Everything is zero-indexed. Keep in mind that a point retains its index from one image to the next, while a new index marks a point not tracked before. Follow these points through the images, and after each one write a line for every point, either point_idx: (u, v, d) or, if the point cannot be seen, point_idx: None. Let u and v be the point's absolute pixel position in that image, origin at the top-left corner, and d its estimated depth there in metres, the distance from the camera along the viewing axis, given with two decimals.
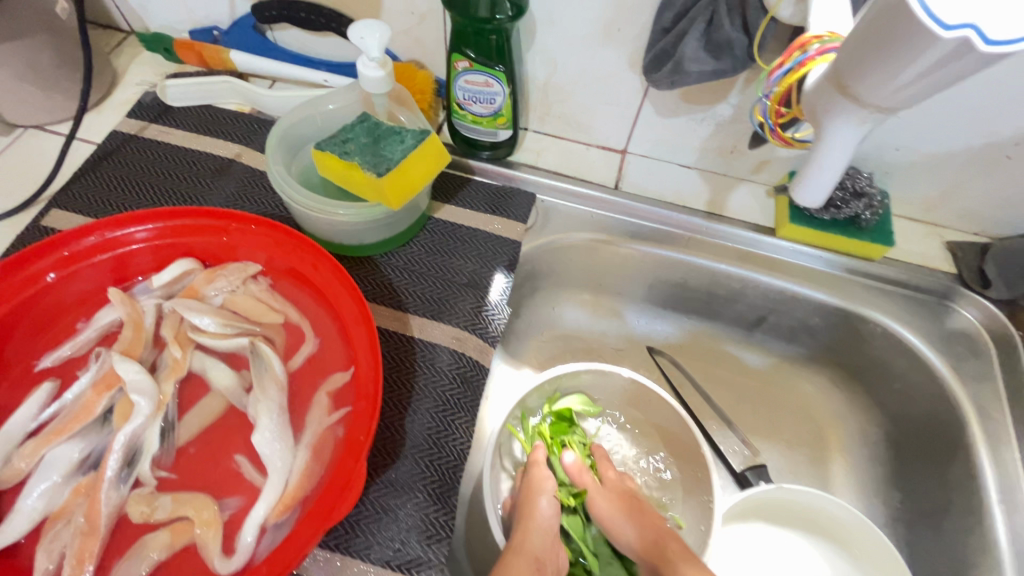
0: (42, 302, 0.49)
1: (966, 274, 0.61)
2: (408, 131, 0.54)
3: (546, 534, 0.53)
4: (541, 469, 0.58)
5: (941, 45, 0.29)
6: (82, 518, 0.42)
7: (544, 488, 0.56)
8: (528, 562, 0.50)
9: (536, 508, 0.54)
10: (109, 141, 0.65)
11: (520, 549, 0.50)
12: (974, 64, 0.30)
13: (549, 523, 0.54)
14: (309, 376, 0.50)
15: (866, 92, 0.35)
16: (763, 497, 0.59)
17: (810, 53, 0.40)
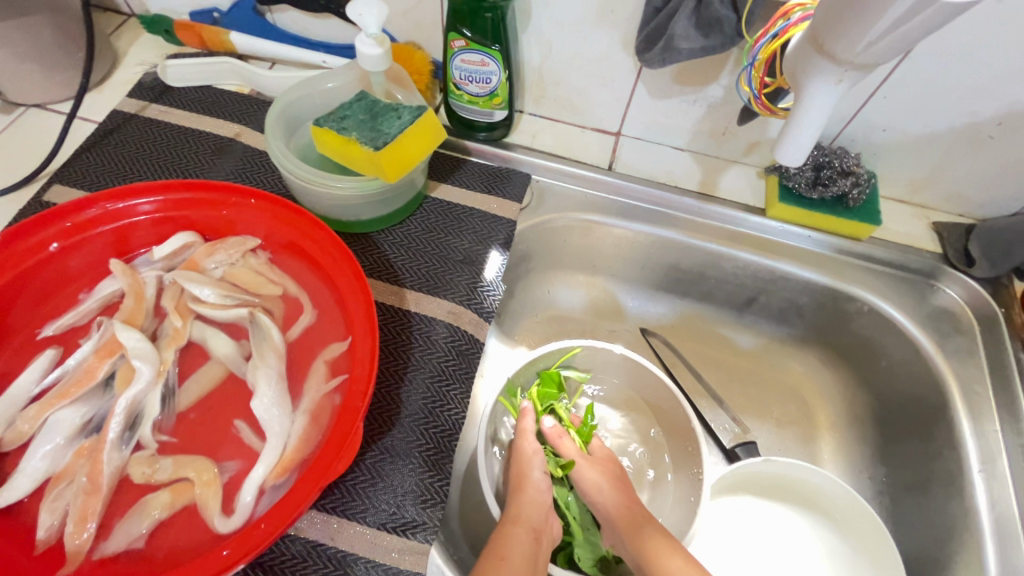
0: (46, 272, 0.51)
1: (951, 254, 0.62)
2: (404, 108, 0.55)
3: (540, 505, 0.55)
4: (531, 439, 0.60)
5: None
6: (85, 478, 0.43)
7: (534, 463, 0.58)
8: (525, 531, 0.51)
9: (529, 481, 0.57)
10: (110, 119, 0.66)
11: (517, 518, 0.53)
12: (940, 16, 0.32)
13: (543, 495, 0.56)
14: (308, 345, 0.51)
15: (842, 50, 0.36)
16: (754, 469, 0.61)
17: (793, 20, 0.43)
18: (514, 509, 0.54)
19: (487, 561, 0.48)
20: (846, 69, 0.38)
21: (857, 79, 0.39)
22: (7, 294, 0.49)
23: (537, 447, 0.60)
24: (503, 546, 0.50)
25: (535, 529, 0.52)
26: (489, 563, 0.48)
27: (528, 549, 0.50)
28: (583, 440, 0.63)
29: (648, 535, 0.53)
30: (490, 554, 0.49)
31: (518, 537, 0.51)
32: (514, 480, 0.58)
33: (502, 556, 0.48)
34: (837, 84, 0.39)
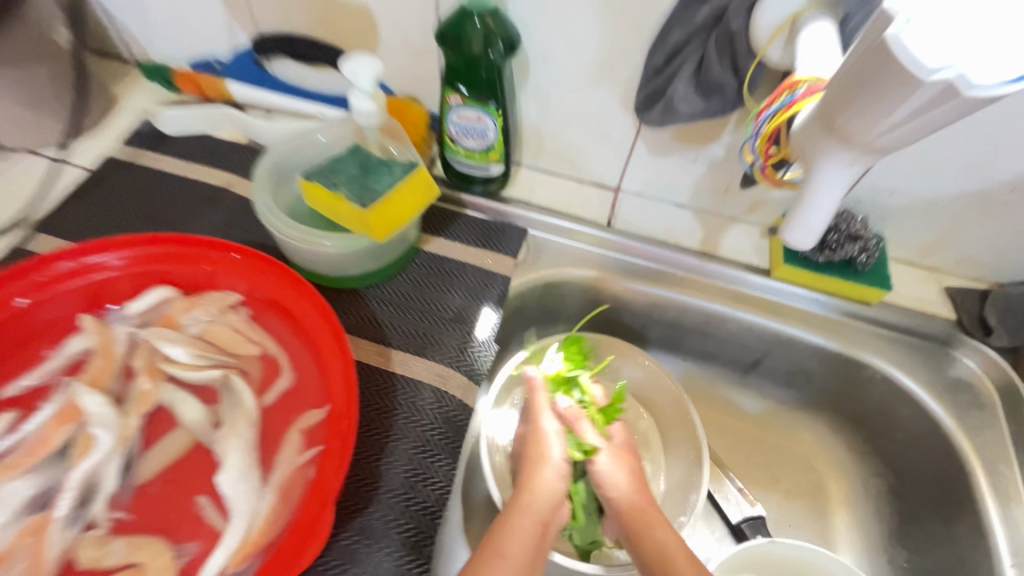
0: (11, 330, 0.48)
1: (966, 321, 0.59)
2: (397, 163, 0.54)
3: (554, 495, 0.51)
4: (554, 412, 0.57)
5: (925, 87, 0.31)
6: (28, 562, 0.39)
7: (550, 443, 0.54)
8: (532, 522, 0.48)
9: (543, 464, 0.52)
10: (101, 166, 0.65)
11: (531, 502, 0.50)
12: (964, 106, 0.31)
13: (557, 484, 0.52)
14: (283, 412, 0.48)
15: (858, 134, 0.35)
16: (786, 553, 0.55)
17: (798, 93, 0.40)
18: (525, 496, 0.50)
19: (483, 557, 0.45)
20: (862, 152, 0.36)
21: (868, 163, 0.38)
22: None
23: (556, 429, 0.56)
24: (502, 540, 0.46)
25: (543, 516, 0.49)
26: (485, 552, 0.45)
27: (528, 549, 0.46)
28: (604, 421, 0.57)
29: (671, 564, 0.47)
30: (485, 547, 0.46)
31: (522, 528, 0.47)
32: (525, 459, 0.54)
33: (501, 553, 0.45)
34: (852, 166, 0.38)
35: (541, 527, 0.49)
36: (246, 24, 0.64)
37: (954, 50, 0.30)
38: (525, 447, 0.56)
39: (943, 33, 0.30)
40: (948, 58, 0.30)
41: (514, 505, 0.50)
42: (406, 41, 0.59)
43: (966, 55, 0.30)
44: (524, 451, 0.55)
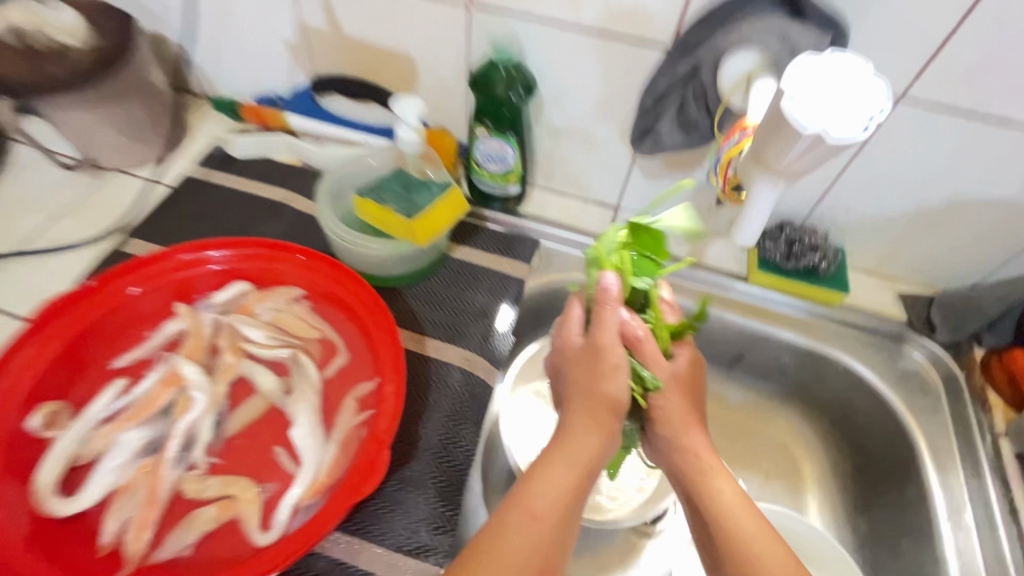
0: (120, 314, 0.59)
1: (915, 320, 0.69)
2: (434, 183, 0.66)
3: (602, 440, 0.48)
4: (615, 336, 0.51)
5: (803, 138, 0.41)
6: (145, 492, 0.49)
7: (611, 373, 0.49)
8: (574, 472, 0.47)
9: (600, 393, 0.49)
10: (181, 184, 0.77)
11: (576, 451, 0.47)
12: (832, 151, 0.42)
13: (608, 423, 0.48)
14: (341, 384, 0.58)
15: (772, 160, 0.45)
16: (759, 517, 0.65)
17: (746, 133, 0.50)
18: (570, 443, 0.48)
19: (517, 511, 0.45)
20: (781, 178, 0.46)
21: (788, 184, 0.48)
22: (88, 330, 0.57)
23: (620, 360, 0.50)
24: (534, 500, 0.46)
25: (590, 464, 0.47)
26: (522, 508, 0.45)
27: (565, 505, 0.46)
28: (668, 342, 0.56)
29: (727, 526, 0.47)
30: (517, 503, 0.46)
31: (561, 482, 0.46)
32: (574, 388, 0.51)
33: (533, 515, 0.45)
34: (773, 187, 0.47)
35: (584, 476, 0.47)
36: (306, 66, 0.77)
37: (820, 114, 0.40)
38: (577, 367, 0.51)
39: (816, 101, 0.41)
40: (818, 118, 0.40)
41: (556, 452, 0.48)
42: (441, 83, 0.71)
43: (829, 117, 0.40)
44: (575, 374, 0.51)
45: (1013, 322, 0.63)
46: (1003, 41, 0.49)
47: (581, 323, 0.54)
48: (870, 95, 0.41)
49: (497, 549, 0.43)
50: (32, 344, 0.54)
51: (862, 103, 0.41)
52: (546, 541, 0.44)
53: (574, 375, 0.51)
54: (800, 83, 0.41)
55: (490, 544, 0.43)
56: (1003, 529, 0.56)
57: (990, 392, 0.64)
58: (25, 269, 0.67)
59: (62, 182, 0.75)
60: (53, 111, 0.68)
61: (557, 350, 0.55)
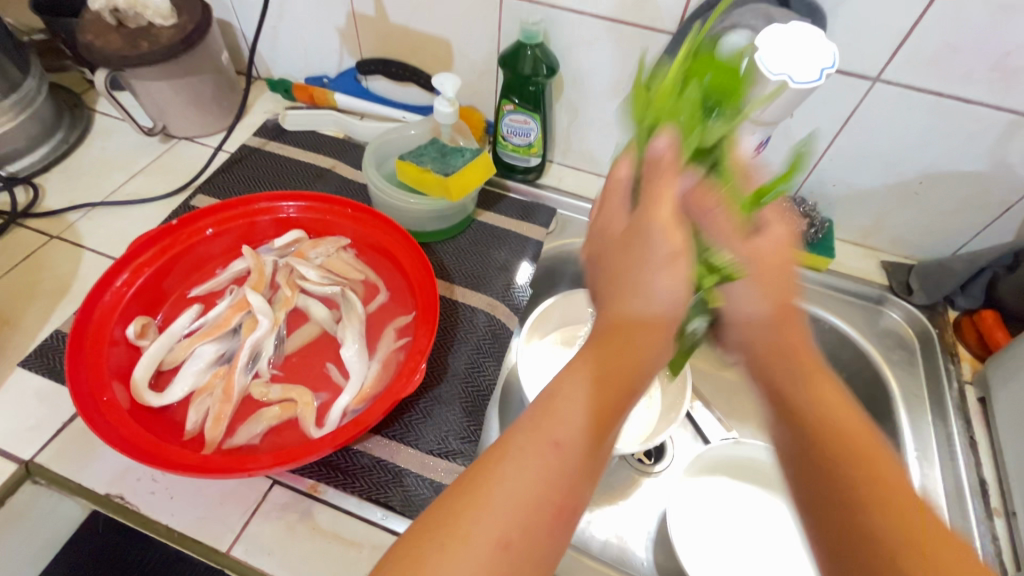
0: (196, 251, 0.69)
1: (895, 284, 0.77)
2: (467, 149, 0.75)
3: (638, 352, 0.38)
4: (671, 215, 0.42)
5: (771, 84, 0.49)
6: (221, 391, 0.58)
7: (657, 261, 0.41)
8: (606, 390, 0.37)
9: (650, 275, 0.40)
10: (240, 150, 0.86)
11: (614, 371, 0.37)
12: (797, 96, 0.50)
13: (663, 317, 0.40)
14: (382, 316, 0.67)
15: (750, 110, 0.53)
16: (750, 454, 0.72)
17: None
18: (599, 363, 0.38)
19: (533, 436, 0.36)
20: (759, 125, 0.55)
21: (765, 132, 0.56)
22: (170, 262, 0.66)
23: (675, 246, 0.41)
24: (555, 420, 0.36)
25: (628, 385, 0.38)
26: (538, 433, 0.36)
27: (593, 434, 0.36)
28: (751, 207, 0.47)
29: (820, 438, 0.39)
30: (533, 425, 0.36)
31: (585, 409, 0.36)
32: (616, 290, 0.41)
33: (554, 441, 0.35)
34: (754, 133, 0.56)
35: (614, 415, 0.37)
36: (353, 50, 0.87)
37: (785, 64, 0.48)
38: (620, 253, 0.43)
39: (781, 53, 0.48)
40: (782, 66, 0.48)
41: (583, 367, 0.38)
42: (474, 66, 0.81)
43: (792, 65, 0.48)
44: (618, 259, 0.43)
45: (982, 284, 0.71)
46: (961, 29, 0.57)
47: (626, 193, 0.46)
48: (825, 50, 0.49)
49: (499, 483, 0.34)
50: (127, 271, 0.63)
51: (819, 57, 0.49)
52: (565, 474, 0.35)
53: (619, 262, 0.42)
54: (770, 41, 0.49)
55: (492, 475, 0.35)
56: (960, 457, 0.64)
57: (960, 346, 0.72)
58: (110, 218, 0.77)
59: (139, 148, 0.86)
60: (137, 82, 0.79)
61: (598, 233, 0.47)
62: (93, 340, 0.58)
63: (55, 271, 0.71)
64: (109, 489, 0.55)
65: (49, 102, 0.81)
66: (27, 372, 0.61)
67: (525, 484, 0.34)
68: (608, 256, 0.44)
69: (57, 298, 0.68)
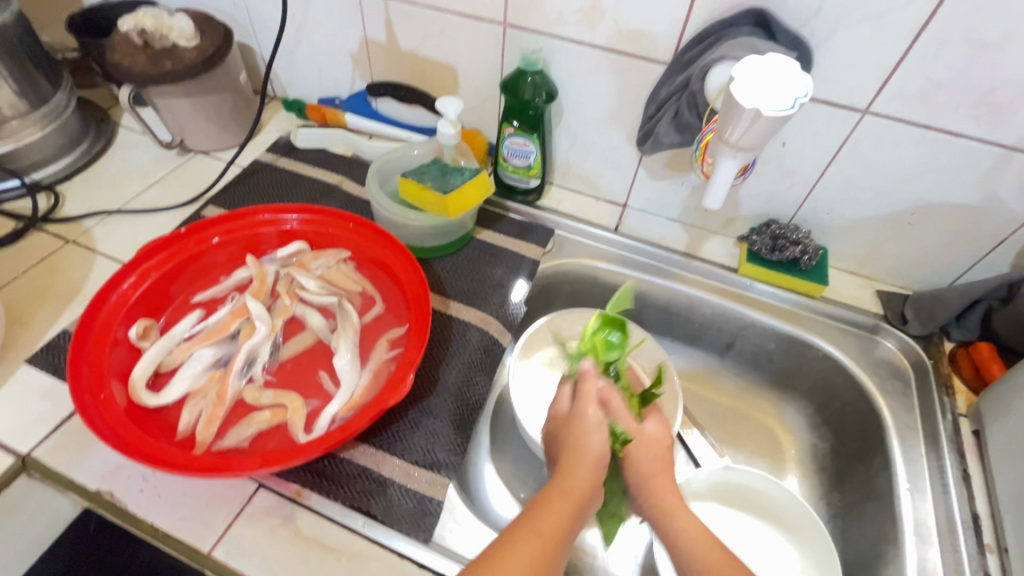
0: (203, 258, 0.71)
1: (890, 314, 0.77)
2: (467, 169, 0.77)
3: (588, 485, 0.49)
4: (595, 401, 0.55)
5: (745, 112, 0.51)
6: (214, 393, 0.60)
7: (589, 411, 0.54)
8: (567, 504, 0.47)
9: (587, 415, 0.53)
10: (252, 165, 0.90)
11: (567, 492, 0.48)
12: (773, 124, 0.52)
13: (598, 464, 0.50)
14: (376, 328, 0.69)
15: (730, 137, 0.55)
16: (743, 481, 0.70)
17: (709, 127, 0.62)
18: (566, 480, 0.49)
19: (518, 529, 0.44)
20: (739, 150, 0.56)
21: (748, 157, 0.58)
22: (177, 268, 0.69)
23: (600, 419, 0.53)
24: (537, 519, 0.45)
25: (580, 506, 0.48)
26: (525, 526, 0.45)
27: (557, 543, 0.44)
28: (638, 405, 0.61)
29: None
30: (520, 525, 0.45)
31: (555, 515, 0.46)
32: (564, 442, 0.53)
33: (537, 531, 0.44)
34: (734, 158, 0.58)
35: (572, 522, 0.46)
36: (364, 74, 0.90)
37: (759, 94, 0.50)
38: (564, 432, 0.54)
39: (757, 84, 0.51)
40: (757, 97, 0.51)
41: (549, 497, 0.47)
42: (478, 91, 0.84)
43: (767, 95, 0.50)
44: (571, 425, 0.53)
45: (978, 317, 0.71)
46: (945, 65, 0.58)
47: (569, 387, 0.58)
48: (799, 81, 0.51)
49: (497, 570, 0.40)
50: (134, 274, 0.66)
51: (793, 87, 0.51)
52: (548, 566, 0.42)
53: (564, 421, 0.55)
54: (747, 72, 0.52)
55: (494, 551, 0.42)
56: (953, 491, 0.63)
57: (956, 379, 0.71)
58: (123, 225, 0.81)
59: (157, 160, 0.90)
60: (159, 98, 0.83)
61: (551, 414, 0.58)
62: (97, 340, 0.61)
63: (68, 274, 0.74)
64: (100, 485, 0.56)
65: (76, 115, 0.86)
66: (32, 369, 0.64)
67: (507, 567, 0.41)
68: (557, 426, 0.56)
69: (68, 299, 0.71)
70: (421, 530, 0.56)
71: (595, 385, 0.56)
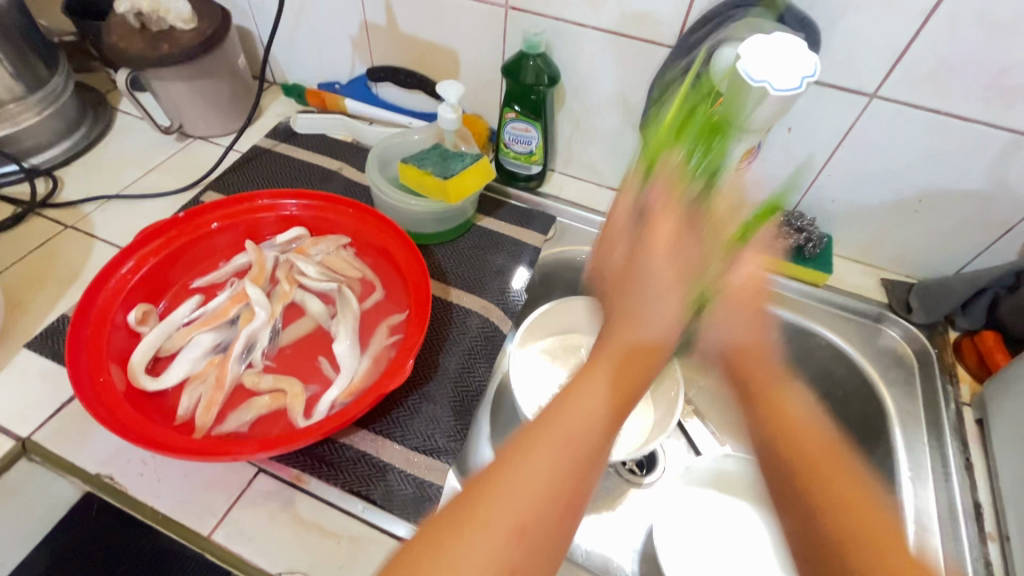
0: (202, 244, 0.71)
1: (894, 302, 0.76)
2: (468, 154, 0.76)
3: (640, 376, 0.38)
4: (663, 249, 0.40)
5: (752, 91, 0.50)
6: (213, 378, 0.60)
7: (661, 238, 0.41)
8: (615, 390, 0.37)
9: (658, 234, 0.41)
10: (251, 150, 0.89)
11: (622, 364, 0.38)
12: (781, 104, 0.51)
13: (658, 331, 0.39)
14: (376, 314, 0.68)
15: None
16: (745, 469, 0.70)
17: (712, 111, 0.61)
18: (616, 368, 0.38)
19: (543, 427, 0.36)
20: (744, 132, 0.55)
21: (754, 140, 0.57)
22: (175, 253, 0.69)
23: (675, 235, 0.41)
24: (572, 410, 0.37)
25: (634, 394, 0.38)
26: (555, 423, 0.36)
27: (599, 434, 0.36)
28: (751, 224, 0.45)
29: (808, 457, 0.39)
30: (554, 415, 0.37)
31: (599, 407, 0.37)
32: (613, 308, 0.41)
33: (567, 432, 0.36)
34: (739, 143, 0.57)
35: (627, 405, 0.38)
36: (364, 57, 0.89)
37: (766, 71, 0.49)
38: (617, 288, 0.41)
39: (764, 62, 0.49)
40: (763, 74, 0.49)
41: (595, 371, 0.38)
42: (479, 75, 0.83)
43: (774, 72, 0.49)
44: (625, 283, 0.41)
45: (983, 305, 0.70)
46: (955, 48, 0.57)
47: (629, 223, 0.44)
48: (806, 58, 0.50)
49: (508, 478, 0.34)
50: (133, 259, 0.66)
51: (801, 66, 0.50)
52: (576, 467, 0.35)
53: (613, 270, 0.42)
54: (753, 49, 0.50)
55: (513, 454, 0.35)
56: (955, 478, 0.63)
57: (959, 367, 0.71)
58: (122, 210, 0.80)
59: (155, 146, 0.89)
60: (157, 82, 0.82)
61: (597, 260, 0.45)
62: (95, 325, 0.60)
63: (67, 259, 0.73)
64: (101, 469, 0.56)
65: (73, 99, 0.85)
66: (32, 354, 0.64)
67: (523, 472, 0.34)
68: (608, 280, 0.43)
69: (67, 284, 0.71)
70: (420, 516, 0.56)
71: (670, 220, 0.41)
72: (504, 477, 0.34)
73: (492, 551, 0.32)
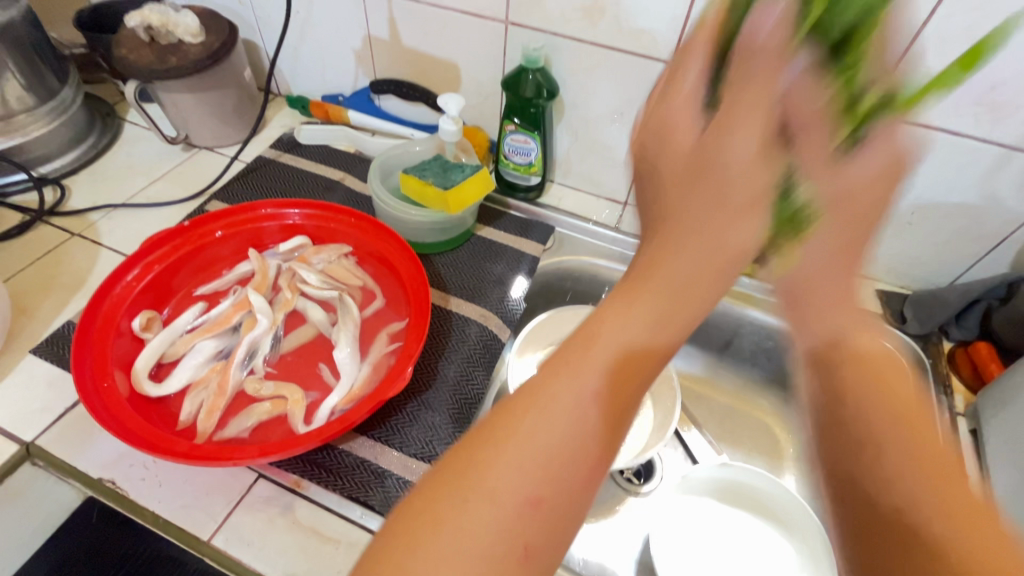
0: (206, 252, 0.72)
1: (888, 313, 0.77)
2: (468, 165, 0.78)
3: (675, 319, 0.33)
4: (743, 146, 0.33)
5: None
6: (216, 384, 0.61)
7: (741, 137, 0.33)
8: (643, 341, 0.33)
9: (732, 131, 0.33)
10: (255, 161, 0.91)
11: (654, 302, 0.33)
12: None
13: (730, 244, 0.33)
14: (377, 322, 0.69)
15: None
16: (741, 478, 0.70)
17: None
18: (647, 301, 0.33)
19: (562, 373, 0.32)
20: None
21: None
22: (180, 260, 0.70)
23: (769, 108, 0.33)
24: (594, 356, 0.32)
25: (666, 339, 0.33)
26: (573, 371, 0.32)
27: (624, 391, 0.32)
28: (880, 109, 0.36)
29: (868, 427, 0.36)
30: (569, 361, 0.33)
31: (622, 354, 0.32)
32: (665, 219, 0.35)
33: (584, 390, 0.32)
34: None
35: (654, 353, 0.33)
36: (368, 71, 0.91)
37: None
38: (676, 195, 0.35)
39: None
40: None
41: (627, 306, 0.33)
42: (480, 89, 0.85)
43: None
44: (685, 190, 0.35)
45: (977, 318, 0.70)
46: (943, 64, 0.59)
47: (696, 100, 0.36)
48: None
49: (518, 442, 0.31)
50: (138, 267, 0.67)
51: None
52: (599, 430, 0.32)
53: (684, 165, 0.35)
54: None
55: (523, 409, 0.32)
56: None
57: (954, 378, 0.71)
58: (128, 218, 0.81)
59: (162, 156, 0.91)
60: (165, 94, 0.84)
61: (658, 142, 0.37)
62: (100, 330, 0.61)
63: (72, 267, 0.75)
64: (102, 473, 0.57)
65: (82, 110, 0.86)
66: (37, 359, 0.65)
67: (540, 433, 0.31)
68: (663, 177, 0.36)
69: (72, 291, 0.72)
70: None
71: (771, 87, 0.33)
72: (509, 439, 0.31)
73: (502, 521, 0.29)
